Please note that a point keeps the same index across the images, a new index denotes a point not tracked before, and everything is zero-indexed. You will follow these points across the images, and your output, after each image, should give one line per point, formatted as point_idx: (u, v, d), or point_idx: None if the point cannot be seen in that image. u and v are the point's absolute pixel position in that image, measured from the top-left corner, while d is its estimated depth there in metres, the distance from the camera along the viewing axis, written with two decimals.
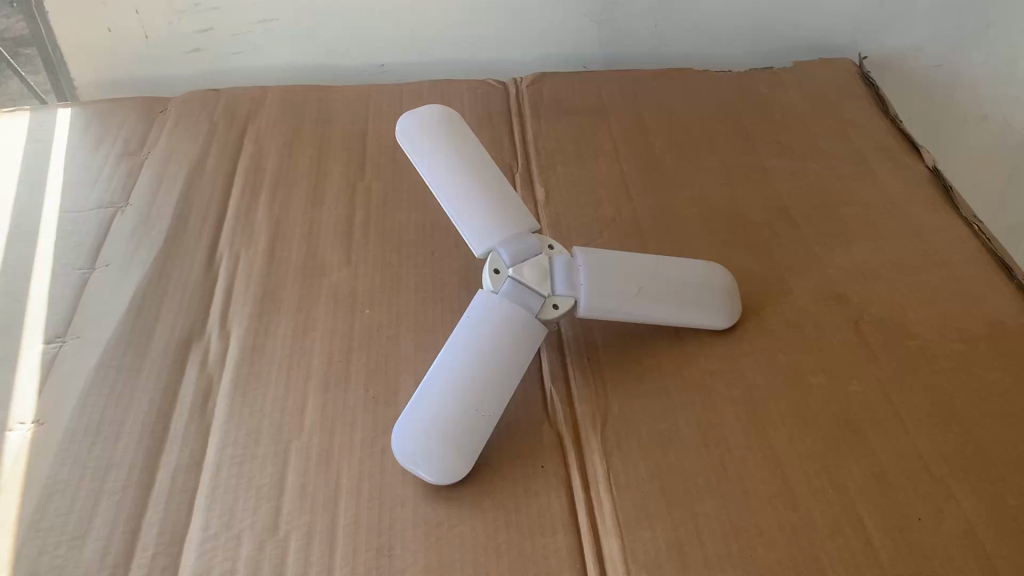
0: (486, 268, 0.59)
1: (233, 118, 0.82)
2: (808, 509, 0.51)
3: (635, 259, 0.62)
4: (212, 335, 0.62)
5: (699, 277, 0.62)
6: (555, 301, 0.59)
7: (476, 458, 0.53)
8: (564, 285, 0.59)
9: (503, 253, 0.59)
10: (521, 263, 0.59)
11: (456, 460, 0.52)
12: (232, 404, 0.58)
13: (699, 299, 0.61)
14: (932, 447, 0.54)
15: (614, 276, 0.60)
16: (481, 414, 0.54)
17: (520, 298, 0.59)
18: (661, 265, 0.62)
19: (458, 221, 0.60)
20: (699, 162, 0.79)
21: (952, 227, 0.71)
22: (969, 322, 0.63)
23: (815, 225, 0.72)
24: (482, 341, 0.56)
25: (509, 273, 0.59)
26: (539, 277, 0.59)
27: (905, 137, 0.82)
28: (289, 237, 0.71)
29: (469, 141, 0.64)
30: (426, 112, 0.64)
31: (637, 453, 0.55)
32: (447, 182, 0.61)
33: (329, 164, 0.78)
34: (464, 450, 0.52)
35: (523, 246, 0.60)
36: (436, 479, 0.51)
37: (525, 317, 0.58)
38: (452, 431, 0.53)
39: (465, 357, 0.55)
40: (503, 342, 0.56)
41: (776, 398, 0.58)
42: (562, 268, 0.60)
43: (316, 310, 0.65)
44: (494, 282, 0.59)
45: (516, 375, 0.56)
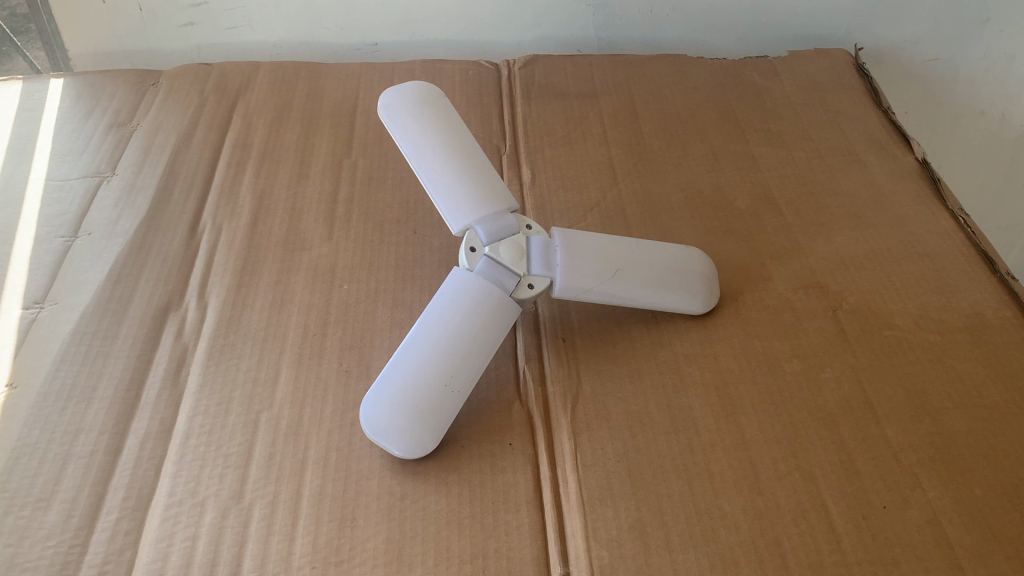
0: (462, 246, 0.59)
1: (223, 91, 0.82)
2: (773, 493, 0.51)
3: (614, 242, 0.61)
4: (189, 305, 0.63)
5: (678, 261, 0.62)
6: (530, 281, 0.59)
7: (443, 433, 0.53)
8: (540, 265, 0.59)
9: (480, 231, 0.59)
10: (497, 243, 0.59)
11: (424, 435, 0.52)
12: (205, 373, 0.58)
13: (676, 284, 0.61)
14: (901, 436, 0.54)
15: (591, 257, 0.60)
16: (451, 390, 0.54)
17: (495, 277, 0.58)
18: (640, 247, 0.62)
19: (436, 198, 0.60)
20: (687, 148, 0.79)
21: (937, 219, 0.71)
22: (948, 314, 0.62)
23: (799, 215, 0.72)
24: (454, 317, 0.56)
25: (485, 251, 0.59)
26: (515, 256, 0.59)
27: (896, 128, 0.81)
28: (272, 211, 0.71)
29: (451, 119, 0.64)
30: (408, 87, 0.64)
31: (606, 433, 0.55)
32: (426, 158, 0.61)
33: (316, 140, 0.78)
34: (432, 424, 0.53)
35: (500, 226, 0.60)
36: (403, 453, 0.52)
37: (499, 294, 0.58)
38: (421, 405, 0.53)
39: (436, 332, 0.55)
40: (476, 319, 0.56)
41: (748, 384, 0.58)
42: (539, 248, 0.60)
43: (295, 284, 0.65)
44: (470, 260, 0.59)
45: (487, 352, 0.56)
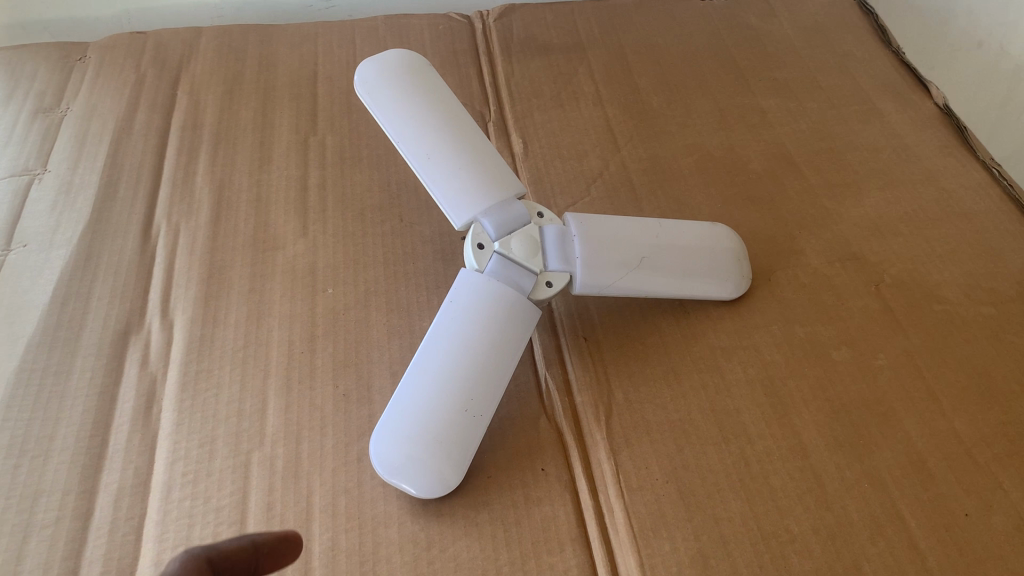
0: (468, 244, 0.51)
1: (163, 63, 0.72)
2: (844, 508, 0.46)
3: (635, 225, 0.54)
4: (153, 325, 0.54)
5: (707, 241, 0.55)
6: (549, 279, 0.52)
7: (468, 465, 0.47)
8: (558, 259, 0.52)
9: (488, 224, 0.52)
10: (508, 236, 0.52)
11: (445, 470, 0.45)
12: (180, 409, 0.50)
13: (708, 268, 0.54)
14: (971, 428, 0.49)
15: (613, 247, 0.53)
16: (473, 415, 0.47)
17: (509, 276, 0.51)
18: (663, 228, 0.55)
19: (433, 188, 0.52)
20: (690, 105, 0.72)
21: (968, 173, 0.65)
22: (997, 281, 0.57)
23: (822, 175, 0.65)
24: (467, 329, 0.49)
25: (494, 248, 0.52)
26: (529, 251, 0.52)
27: (910, 70, 0.75)
28: (235, 203, 0.62)
29: (439, 93, 0.55)
30: (384, 58, 0.55)
31: (648, 449, 0.49)
32: (417, 142, 0.52)
33: (276, 116, 0.69)
34: (454, 457, 0.46)
35: (509, 215, 0.52)
36: (423, 493, 0.45)
37: (515, 297, 0.50)
38: (440, 437, 0.46)
39: (448, 350, 0.48)
40: (493, 328, 0.49)
41: (798, 379, 0.52)
42: (555, 239, 0.53)
43: (272, 291, 0.57)
44: (478, 259, 0.51)
45: (509, 365, 0.49)
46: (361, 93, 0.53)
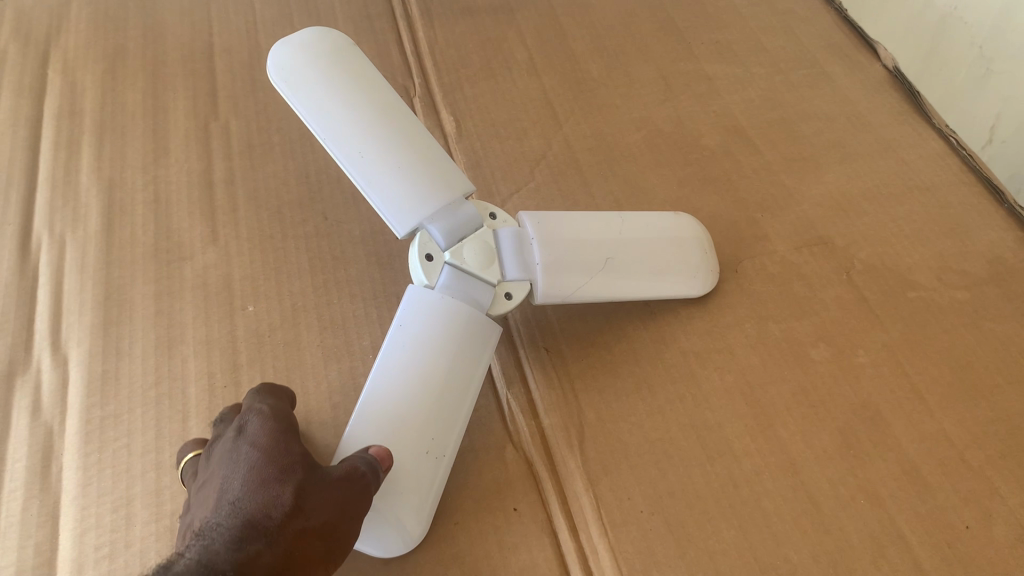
0: (415, 256, 0.45)
1: (27, 36, 0.62)
2: (842, 530, 0.43)
3: (596, 221, 0.49)
4: (42, 365, 0.46)
5: (673, 235, 0.50)
6: (507, 290, 0.46)
7: (431, 512, 0.40)
8: (516, 266, 0.46)
9: (436, 231, 0.45)
10: (459, 244, 0.46)
11: (407, 523, 0.39)
12: (85, 467, 0.43)
13: (676, 266, 0.50)
14: (961, 429, 0.46)
15: (575, 247, 0.47)
16: (434, 457, 0.40)
17: (464, 290, 0.45)
18: (627, 222, 0.49)
19: (370, 193, 0.44)
20: (632, 74, 0.66)
21: (926, 142, 0.62)
22: (969, 262, 0.54)
23: (777, 150, 0.61)
24: (419, 355, 0.42)
25: (445, 259, 0.46)
26: (483, 259, 0.46)
27: (852, 27, 0.71)
28: (129, 206, 0.53)
29: (369, 77, 0.47)
30: (303, 37, 0.46)
31: (629, 476, 0.44)
32: (348, 139, 0.44)
33: (169, 97, 0.60)
34: (416, 507, 0.40)
35: (459, 220, 0.46)
36: (383, 550, 0.39)
37: (472, 312, 0.44)
38: (399, 488, 0.39)
39: (400, 382, 0.41)
40: (452, 352, 0.42)
41: (778, 384, 0.48)
42: (511, 244, 0.47)
43: (182, 311, 0.49)
44: (427, 273, 0.45)
45: (470, 393, 0.43)
46: (277, 80, 0.45)
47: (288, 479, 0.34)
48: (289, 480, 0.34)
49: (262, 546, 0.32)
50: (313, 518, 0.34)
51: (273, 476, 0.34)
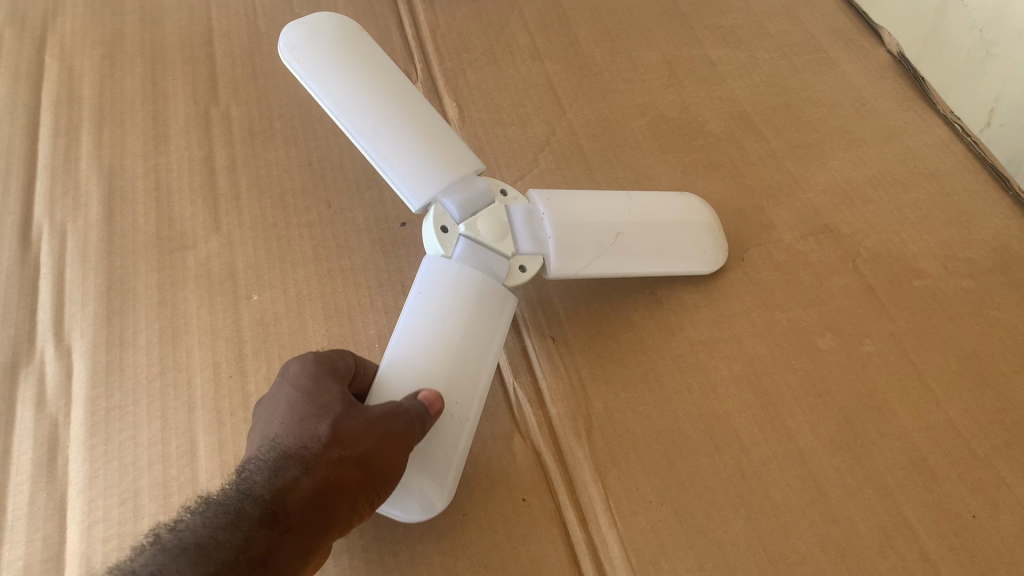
0: (431, 227, 0.44)
1: (23, 21, 0.61)
2: (850, 520, 0.43)
3: (604, 199, 0.49)
4: (45, 356, 0.46)
5: (681, 215, 0.50)
6: (521, 263, 0.46)
7: (454, 476, 0.39)
8: (528, 239, 0.46)
9: (450, 204, 0.44)
10: (472, 217, 0.45)
11: (432, 486, 0.38)
12: (91, 459, 0.43)
13: (685, 244, 0.50)
14: (967, 418, 0.47)
15: (587, 223, 0.47)
16: (457, 421, 0.39)
17: (481, 261, 0.44)
18: (635, 201, 0.49)
19: (387, 169, 0.43)
20: (635, 58, 0.66)
21: (930, 129, 0.62)
22: (974, 250, 0.54)
23: (782, 136, 0.61)
24: (438, 320, 0.41)
25: (460, 231, 0.44)
26: (498, 232, 0.45)
27: (856, 12, 0.70)
28: (130, 195, 0.53)
29: (377, 57, 0.46)
30: (309, 19, 0.46)
31: (637, 465, 0.44)
32: (362, 115, 0.44)
33: (169, 82, 0.59)
34: (443, 468, 0.38)
35: (472, 193, 0.45)
36: (406, 511, 0.38)
37: (489, 282, 0.43)
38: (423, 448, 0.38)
39: (419, 351, 0.40)
40: (471, 321, 0.42)
41: (785, 373, 0.48)
42: (522, 218, 0.46)
43: (185, 301, 0.49)
44: (444, 245, 0.44)
45: (489, 363, 0.42)
46: (288, 61, 0.45)
47: (326, 417, 0.36)
48: (326, 417, 0.36)
49: (299, 472, 0.34)
50: (350, 448, 0.35)
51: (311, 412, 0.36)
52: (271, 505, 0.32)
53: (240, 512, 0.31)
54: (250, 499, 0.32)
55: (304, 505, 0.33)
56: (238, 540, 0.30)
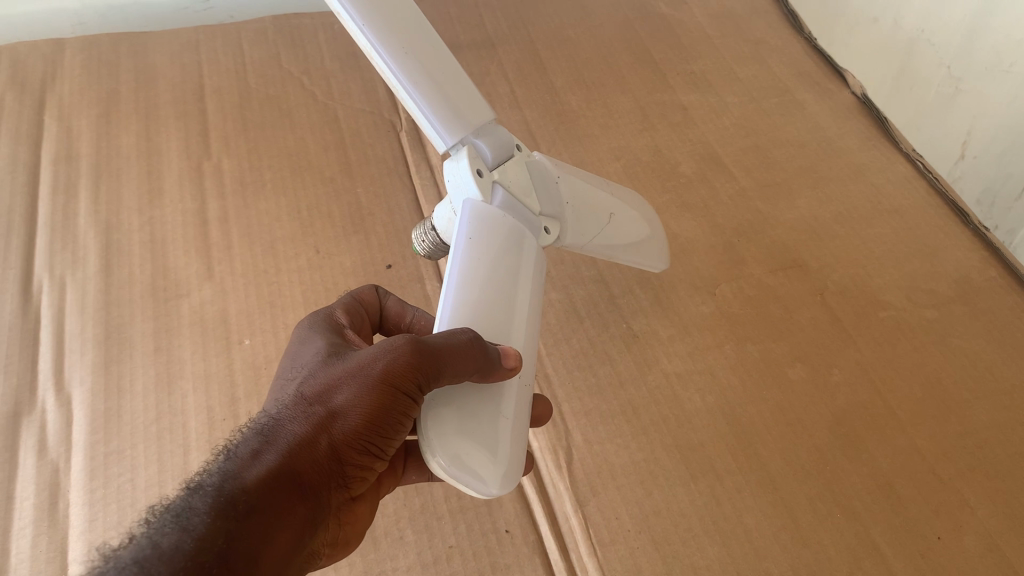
0: (467, 168, 0.40)
1: (23, 84, 0.64)
2: (819, 542, 0.45)
3: (589, 180, 0.49)
4: (46, 404, 0.48)
5: (644, 212, 0.53)
6: (546, 224, 0.44)
7: (517, 453, 0.35)
8: (549, 203, 0.45)
9: (483, 146, 0.42)
10: (502, 166, 0.42)
11: (500, 453, 0.34)
12: (91, 502, 0.44)
13: (650, 236, 0.53)
14: (932, 443, 0.49)
15: (588, 198, 0.48)
16: (524, 384, 0.37)
17: (516, 211, 0.42)
18: (613, 184, 0.52)
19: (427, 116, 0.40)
20: (610, 104, 0.69)
21: (892, 165, 0.65)
22: (936, 282, 0.57)
23: (752, 176, 0.64)
24: (490, 273, 0.37)
25: (494, 177, 0.42)
26: (526, 186, 0.43)
27: (823, 56, 0.74)
28: (126, 247, 0.55)
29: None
30: None
31: (616, 496, 0.46)
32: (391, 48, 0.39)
33: (162, 138, 0.62)
34: (514, 439, 0.35)
35: (501, 143, 0.43)
36: (478, 480, 0.33)
37: (523, 232, 0.41)
38: (497, 411, 0.34)
39: (473, 303, 0.36)
40: (519, 268, 0.39)
41: (756, 403, 0.50)
42: (542, 177, 0.45)
43: (180, 347, 0.51)
44: (482, 187, 0.41)
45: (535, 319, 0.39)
46: None
47: (304, 382, 0.32)
48: (307, 381, 0.32)
49: (262, 441, 0.29)
50: (334, 400, 0.30)
51: (297, 382, 0.32)
52: (224, 484, 0.26)
53: (183, 503, 0.25)
54: (203, 484, 0.26)
55: (277, 468, 0.28)
56: (190, 527, 0.24)
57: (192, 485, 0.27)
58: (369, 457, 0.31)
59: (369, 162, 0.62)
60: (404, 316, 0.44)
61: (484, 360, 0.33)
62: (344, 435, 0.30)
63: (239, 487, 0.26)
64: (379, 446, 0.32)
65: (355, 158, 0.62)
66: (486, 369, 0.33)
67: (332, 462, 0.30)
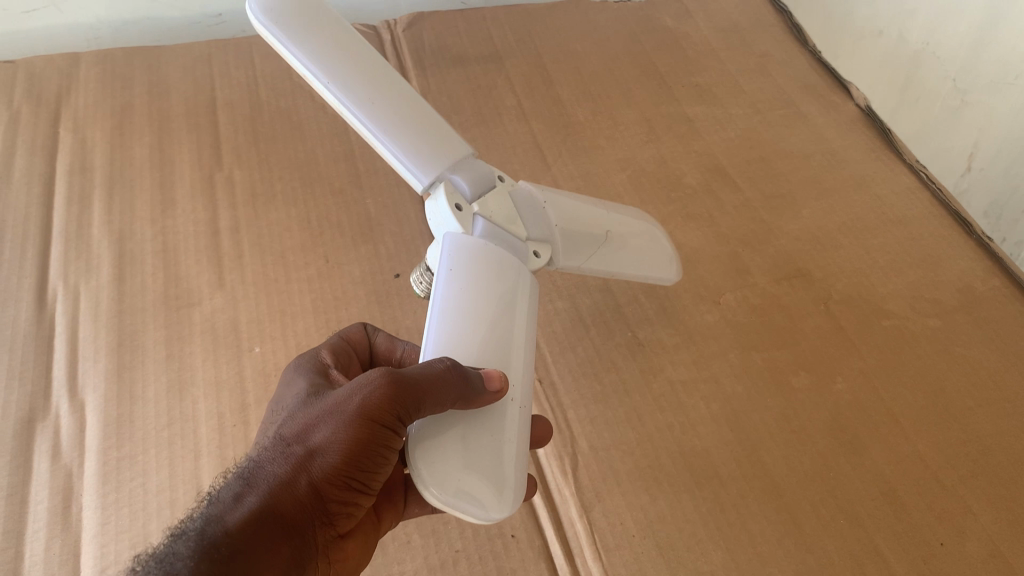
0: (444, 203, 0.38)
1: (39, 96, 0.65)
2: (823, 548, 0.45)
3: (582, 204, 0.48)
4: (60, 410, 0.49)
5: (642, 232, 0.51)
6: (535, 248, 0.42)
7: (519, 477, 0.32)
8: (536, 226, 0.43)
9: (460, 180, 0.40)
10: (482, 198, 0.40)
11: (499, 478, 0.31)
12: (103, 505, 0.45)
13: (650, 256, 0.51)
14: (935, 451, 0.49)
15: (579, 221, 0.46)
16: (519, 406, 0.34)
17: (501, 243, 0.40)
18: (609, 208, 0.50)
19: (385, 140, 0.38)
20: (616, 116, 0.69)
21: (896, 176, 0.65)
22: (939, 291, 0.57)
23: (756, 187, 0.64)
24: (472, 306, 0.35)
25: (474, 210, 0.40)
26: (509, 214, 0.41)
27: (827, 69, 0.74)
28: (139, 256, 0.56)
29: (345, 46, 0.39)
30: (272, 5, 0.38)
31: (621, 502, 0.47)
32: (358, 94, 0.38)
33: (175, 150, 0.63)
34: (513, 460, 0.33)
35: (478, 173, 0.41)
36: (481, 508, 0.30)
37: (509, 257, 0.39)
38: (489, 435, 0.32)
39: (452, 341, 0.34)
40: (507, 292, 0.37)
41: (760, 411, 0.51)
42: (527, 204, 0.43)
43: (192, 354, 0.52)
44: (462, 222, 0.39)
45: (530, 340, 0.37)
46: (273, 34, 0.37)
47: (287, 422, 0.33)
48: (290, 419, 0.33)
49: (243, 485, 0.30)
50: (312, 438, 0.31)
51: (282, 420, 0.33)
52: (204, 531, 0.27)
53: (165, 553, 0.26)
54: (184, 532, 0.27)
55: (257, 510, 0.29)
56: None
57: (176, 534, 0.28)
58: (355, 490, 0.32)
59: (378, 173, 0.63)
60: (393, 352, 0.44)
61: (467, 385, 0.31)
62: (325, 471, 0.31)
63: (221, 529, 0.27)
64: (364, 479, 0.32)
65: (364, 168, 0.63)
66: (470, 394, 0.31)
67: (315, 500, 0.31)
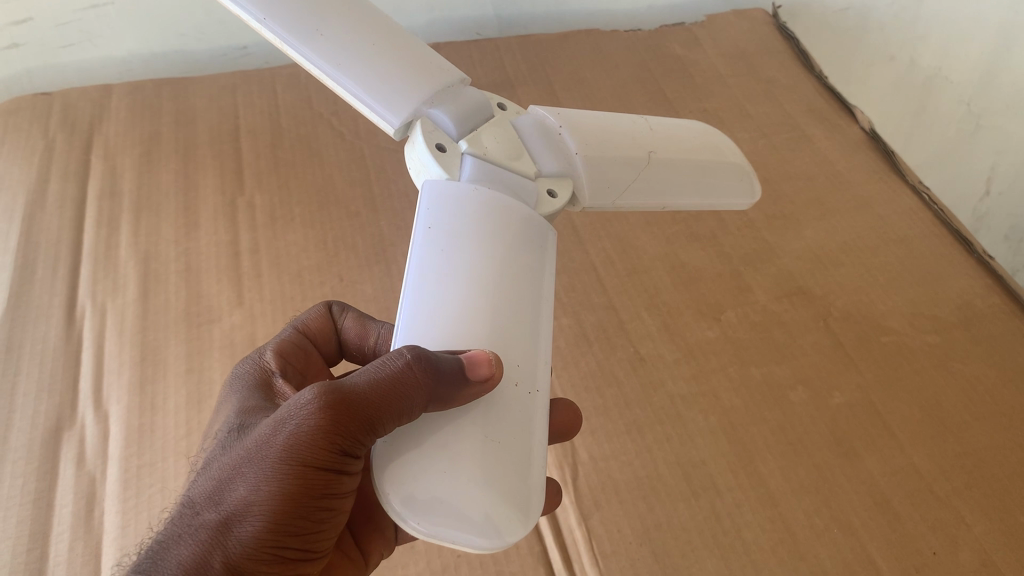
0: (423, 146, 0.35)
1: (73, 127, 0.68)
2: (815, 556, 0.46)
3: (619, 123, 0.41)
4: (86, 420, 0.52)
5: (710, 144, 0.43)
6: (549, 188, 0.37)
7: (528, 485, 0.28)
8: (551, 163, 0.38)
9: (441, 116, 0.36)
10: (473, 133, 0.37)
11: (503, 491, 0.27)
12: (124, 509, 0.47)
13: (722, 171, 0.42)
14: (931, 464, 0.50)
15: (617, 141, 0.40)
16: (527, 392, 0.30)
17: (498, 179, 0.36)
18: (656, 120, 0.43)
19: (342, 79, 0.33)
20: None
21: (899, 198, 0.66)
22: (938, 307, 0.58)
23: (759, 208, 0.66)
24: (460, 267, 0.31)
25: (461, 149, 0.36)
26: (508, 151, 0.37)
27: (833, 95, 0.76)
28: (163, 276, 0.59)
29: None
30: None
31: (619, 510, 0.48)
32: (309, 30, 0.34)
33: (199, 175, 0.66)
34: (521, 467, 0.28)
35: (465, 105, 0.37)
36: (479, 529, 0.26)
37: (511, 201, 0.34)
38: (493, 439, 0.28)
39: (436, 316, 0.30)
40: (507, 248, 0.32)
41: (758, 424, 0.52)
42: (537, 142, 0.38)
43: (211, 367, 0.54)
44: (447, 164, 0.35)
45: (540, 296, 0.33)
46: None
47: (198, 487, 0.30)
48: (201, 483, 0.30)
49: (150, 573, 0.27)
50: (228, 504, 0.29)
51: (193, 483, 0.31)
52: None
53: None
54: None
55: None
56: None
57: None
58: (282, 560, 0.30)
59: (393, 197, 0.65)
60: (366, 335, 0.45)
61: (433, 378, 0.28)
62: (245, 540, 0.29)
63: None
64: (291, 546, 0.30)
65: (379, 192, 0.66)
66: (441, 388, 0.28)
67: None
